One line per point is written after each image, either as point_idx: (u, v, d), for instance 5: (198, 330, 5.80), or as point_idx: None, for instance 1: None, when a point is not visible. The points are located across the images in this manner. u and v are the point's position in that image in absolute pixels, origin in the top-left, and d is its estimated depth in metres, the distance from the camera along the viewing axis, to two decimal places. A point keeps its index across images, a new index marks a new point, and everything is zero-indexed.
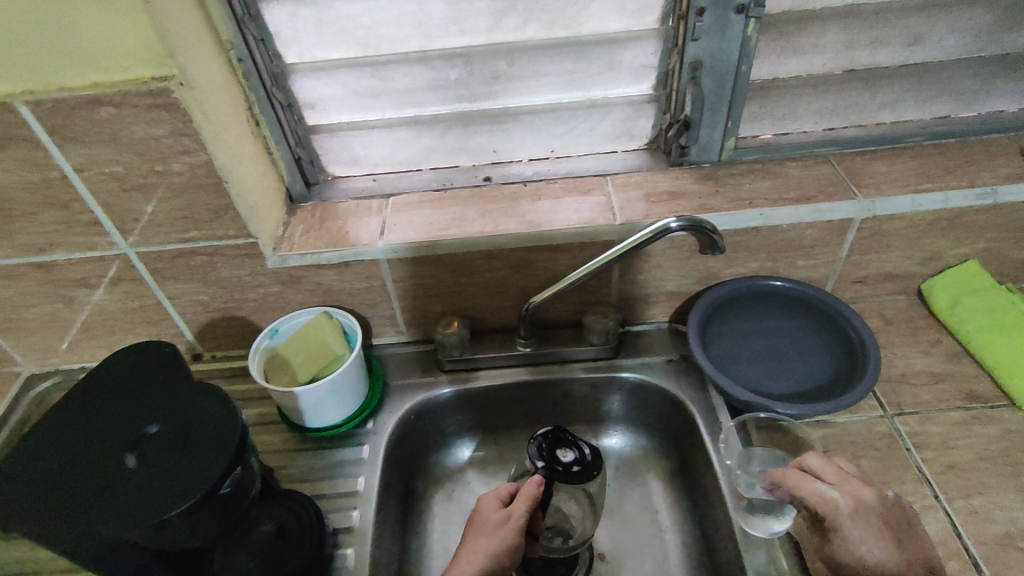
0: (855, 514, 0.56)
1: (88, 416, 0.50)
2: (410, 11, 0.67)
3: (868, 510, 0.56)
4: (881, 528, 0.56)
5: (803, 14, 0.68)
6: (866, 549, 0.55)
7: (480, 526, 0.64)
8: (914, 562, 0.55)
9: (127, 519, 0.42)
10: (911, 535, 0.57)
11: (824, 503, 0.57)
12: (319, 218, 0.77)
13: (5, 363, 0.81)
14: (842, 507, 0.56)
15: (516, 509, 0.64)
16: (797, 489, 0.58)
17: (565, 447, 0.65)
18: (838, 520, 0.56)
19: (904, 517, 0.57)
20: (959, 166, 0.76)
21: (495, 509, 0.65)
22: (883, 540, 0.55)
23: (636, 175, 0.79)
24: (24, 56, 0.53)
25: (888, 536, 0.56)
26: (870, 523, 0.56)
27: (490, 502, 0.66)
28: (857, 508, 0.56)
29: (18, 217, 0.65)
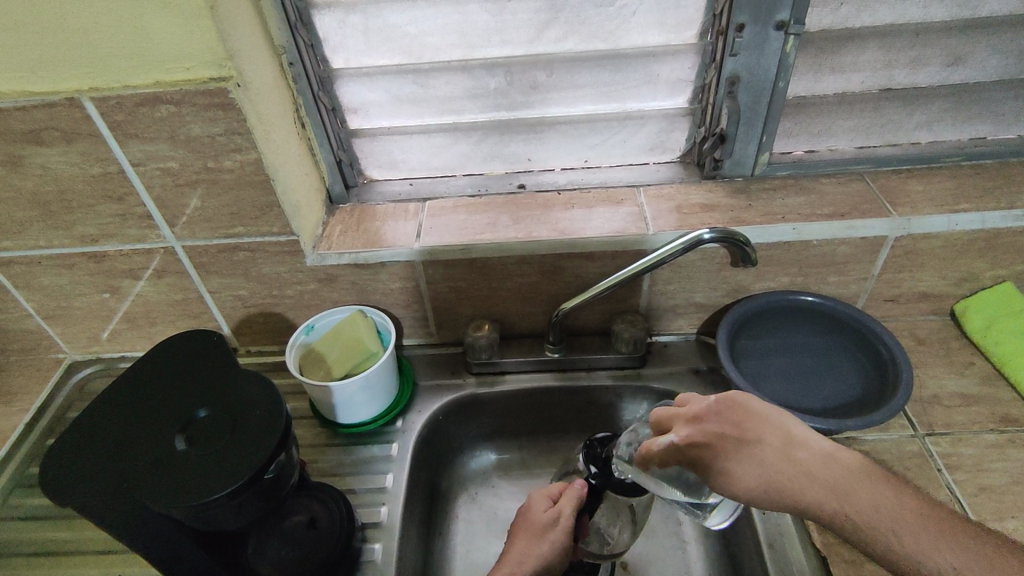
0: (696, 442, 0.53)
1: (139, 399, 0.52)
2: (454, 21, 0.69)
3: (704, 431, 0.53)
4: (716, 443, 0.52)
5: (842, 33, 0.69)
6: (727, 463, 0.51)
7: (529, 528, 0.64)
8: (770, 448, 0.51)
9: (177, 496, 0.44)
10: (756, 422, 0.53)
11: (673, 450, 0.53)
12: (357, 218, 0.79)
13: (51, 349, 0.84)
14: (682, 444, 0.53)
15: (565, 509, 0.63)
16: (654, 451, 0.55)
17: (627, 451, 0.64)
18: (690, 456, 0.53)
19: (746, 409, 0.53)
20: (996, 188, 0.75)
21: (544, 509, 0.65)
22: (737, 443, 0.52)
23: (669, 187, 0.80)
24: (94, 55, 0.56)
25: (742, 434, 0.52)
26: (707, 439, 0.52)
27: (536, 502, 0.65)
28: (696, 437, 0.53)
29: (75, 208, 0.68)
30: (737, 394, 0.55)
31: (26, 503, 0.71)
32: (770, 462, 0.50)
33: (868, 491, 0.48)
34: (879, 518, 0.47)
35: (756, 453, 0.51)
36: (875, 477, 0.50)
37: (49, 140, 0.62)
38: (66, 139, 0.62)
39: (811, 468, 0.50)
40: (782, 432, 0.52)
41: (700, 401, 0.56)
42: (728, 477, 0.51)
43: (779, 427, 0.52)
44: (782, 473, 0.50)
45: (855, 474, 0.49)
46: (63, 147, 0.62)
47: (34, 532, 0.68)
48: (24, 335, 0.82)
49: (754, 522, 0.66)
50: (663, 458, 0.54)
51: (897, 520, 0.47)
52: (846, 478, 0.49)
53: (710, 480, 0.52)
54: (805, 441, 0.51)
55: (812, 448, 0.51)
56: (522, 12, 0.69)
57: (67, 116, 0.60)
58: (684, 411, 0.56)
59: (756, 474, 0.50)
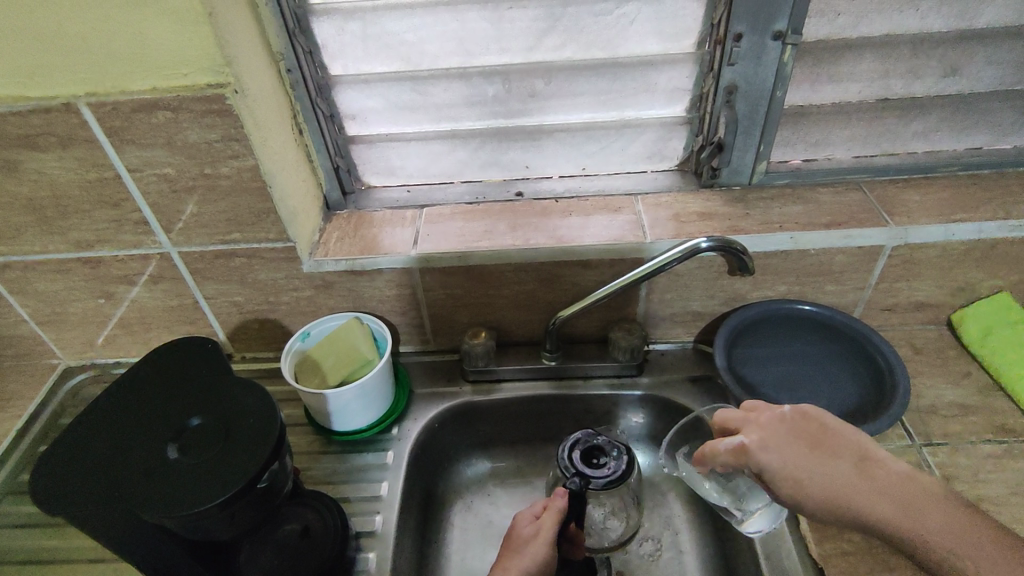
0: (766, 447, 0.54)
1: (132, 406, 0.52)
2: (453, 29, 0.70)
3: (773, 438, 0.54)
4: (787, 451, 0.53)
5: (839, 43, 0.69)
6: (793, 470, 0.52)
7: (514, 542, 0.63)
8: (845, 463, 0.52)
9: (167, 506, 0.44)
10: (831, 436, 0.54)
11: (741, 453, 0.55)
12: (354, 225, 0.79)
13: (45, 354, 0.84)
14: (750, 448, 0.54)
15: (546, 521, 0.63)
16: (720, 452, 0.57)
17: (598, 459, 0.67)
18: (757, 460, 0.54)
19: (821, 424, 0.54)
20: (992, 198, 0.75)
21: (528, 523, 0.64)
22: (809, 454, 0.53)
23: (667, 195, 0.80)
24: (91, 61, 0.56)
25: (814, 447, 0.53)
26: (778, 445, 0.54)
27: (523, 517, 0.65)
28: (764, 443, 0.54)
29: (71, 213, 0.67)
30: (812, 407, 0.56)
31: (17, 510, 0.70)
32: (842, 476, 0.52)
33: (940, 514, 0.49)
34: (947, 540, 0.48)
35: (828, 465, 0.52)
36: (950, 501, 0.50)
37: (45, 145, 0.62)
38: (63, 144, 0.61)
39: (885, 486, 0.51)
40: (858, 447, 0.53)
41: (771, 409, 0.57)
42: (796, 484, 0.52)
43: (855, 444, 0.53)
44: (853, 487, 0.51)
45: (932, 498, 0.50)
46: (59, 152, 0.62)
47: (25, 540, 0.67)
48: (18, 340, 0.82)
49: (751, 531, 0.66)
50: (727, 460, 0.56)
51: (965, 543, 0.47)
52: (921, 500, 0.50)
53: (774, 486, 0.54)
54: (880, 459, 0.52)
55: (889, 468, 0.52)
56: (521, 20, 0.69)
57: (63, 122, 0.60)
58: (752, 416, 0.57)
59: (824, 485, 0.51)
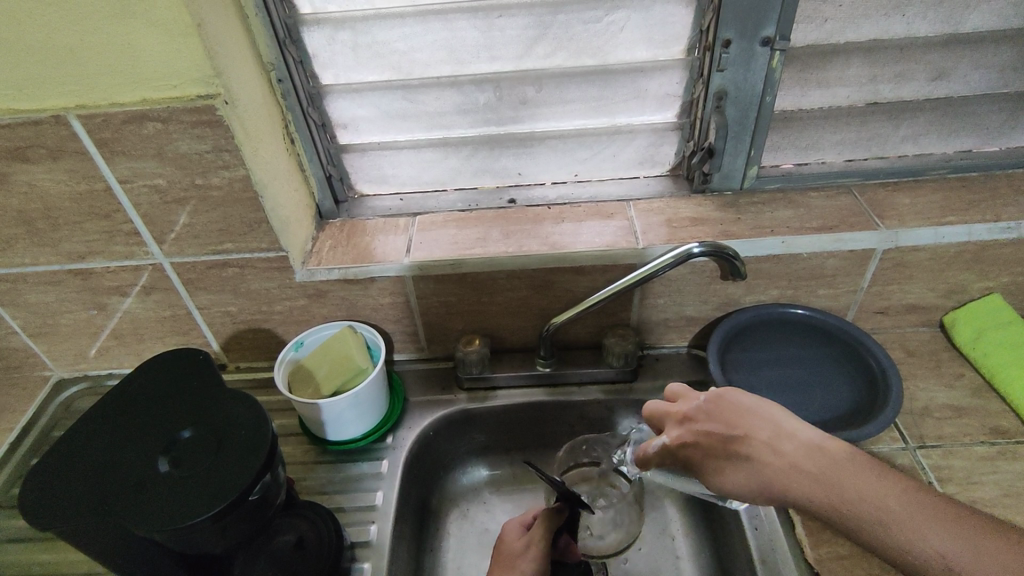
0: (686, 442, 0.56)
1: (122, 419, 0.51)
2: (443, 37, 0.70)
3: (692, 429, 0.56)
4: (705, 441, 0.55)
5: (827, 48, 0.70)
6: (714, 461, 0.54)
7: (501, 558, 0.65)
8: (758, 442, 0.53)
9: (158, 520, 0.43)
10: (744, 419, 0.54)
11: (665, 452, 0.58)
12: (347, 234, 0.79)
13: (37, 367, 0.83)
14: (672, 442, 0.57)
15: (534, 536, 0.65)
16: (651, 453, 0.60)
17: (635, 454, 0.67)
18: (682, 452, 0.57)
19: (731, 407, 0.56)
20: (982, 200, 0.76)
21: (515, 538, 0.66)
22: (725, 439, 0.54)
23: (659, 201, 0.81)
24: (80, 74, 0.56)
25: (729, 431, 0.54)
26: (698, 436, 0.56)
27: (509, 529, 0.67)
28: (684, 437, 0.57)
29: (62, 225, 0.67)
30: (723, 394, 0.57)
31: (8, 524, 0.70)
32: (759, 457, 0.52)
33: (856, 480, 0.49)
34: (867, 506, 0.48)
35: (743, 450, 0.53)
36: (864, 464, 0.50)
37: (35, 158, 0.61)
38: (53, 156, 0.61)
39: (802, 461, 0.51)
40: (769, 426, 0.53)
41: (690, 401, 0.59)
42: (718, 474, 0.54)
43: (768, 421, 0.54)
44: (771, 465, 0.51)
45: (846, 464, 0.50)
46: (50, 164, 0.62)
47: (16, 554, 0.67)
48: (10, 353, 0.81)
49: (747, 536, 0.66)
50: (661, 459, 0.59)
51: (884, 507, 0.47)
52: (839, 468, 0.50)
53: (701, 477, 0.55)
54: (791, 433, 0.53)
55: (799, 440, 0.52)
56: (511, 28, 0.69)
57: (53, 134, 0.60)
58: (675, 411, 0.59)
59: (744, 469, 0.52)
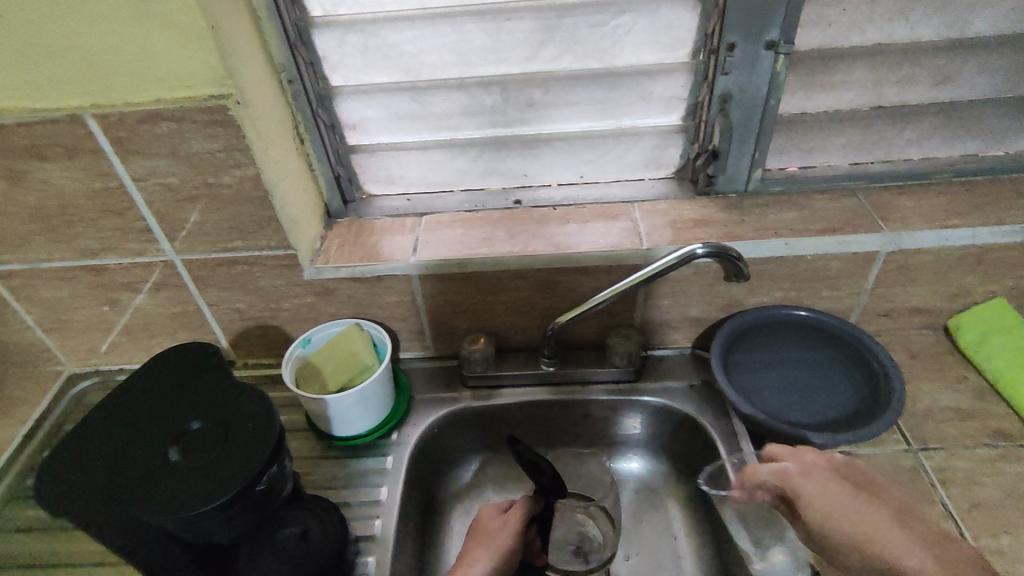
0: (807, 474, 0.59)
1: (134, 410, 0.53)
2: (451, 40, 0.71)
3: (818, 471, 0.59)
4: (825, 483, 0.58)
5: (831, 52, 0.70)
6: (824, 498, 0.57)
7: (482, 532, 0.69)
8: (881, 508, 0.57)
9: (168, 508, 0.44)
10: (871, 483, 0.59)
11: (780, 476, 0.60)
12: (354, 233, 0.80)
13: (50, 361, 0.85)
14: (795, 472, 0.60)
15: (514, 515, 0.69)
16: (765, 475, 0.61)
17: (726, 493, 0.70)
18: (796, 482, 0.59)
19: (862, 471, 0.60)
20: (987, 204, 0.76)
21: (494, 517, 0.70)
22: (845, 489, 0.58)
23: (663, 203, 0.81)
24: (96, 75, 0.57)
25: (851, 487, 0.58)
26: (821, 476, 0.59)
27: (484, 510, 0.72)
28: (807, 472, 0.59)
29: (76, 222, 0.69)
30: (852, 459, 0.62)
31: (20, 515, 0.71)
32: (873, 510, 0.56)
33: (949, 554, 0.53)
34: None
35: (864, 507, 0.57)
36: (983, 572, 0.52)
37: (52, 156, 0.63)
38: (69, 154, 0.63)
39: (918, 539, 0.54)
40: (895, 501, 0.58)
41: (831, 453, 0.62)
42: (828, 514, 0.57)
43: (894, 499, 0.58)
44: (885, 528, 0.55)
45: (963, 563, 0.52)
46: (66, 162, 0.64)
47: (29, 543, 0.68)
48: (24, 348, 0.83)
49: (733, 530, 0.67)
50: (767, 481, 0.61)
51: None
52: (948, 560, 0.52)
53: (807, 513, 0.58)
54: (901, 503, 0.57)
55: (924, 526, 0.55)
56: (518, 31, 0.70)
57: (69, 133, 0.61)
58: (818, 453, 0.62)
59: (859, 517, 0.56)
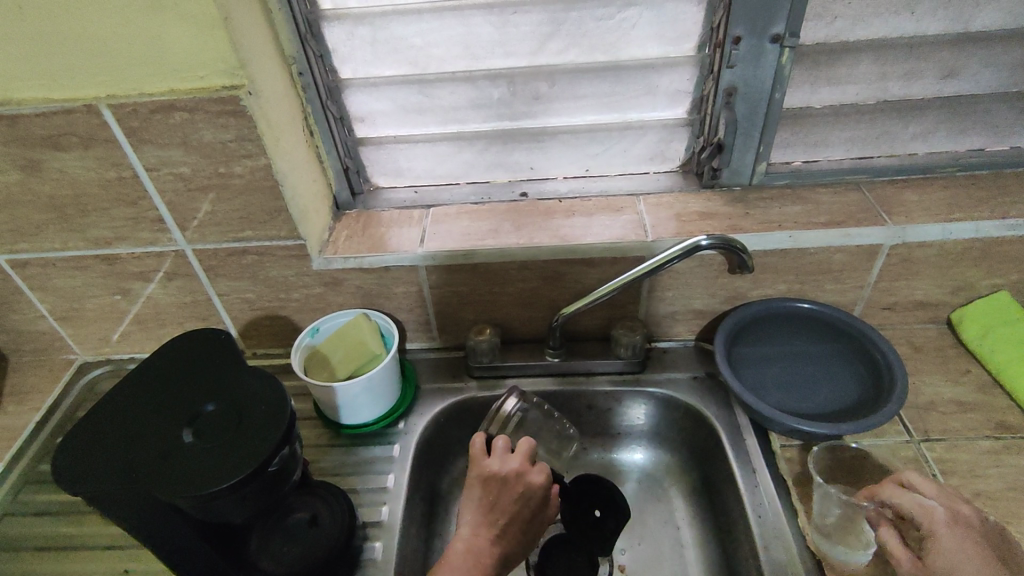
0: (952, 524, 0.56)
1: (148, 392, 0.54)
2: (459, 34, 0.72)
3: (964, 523, 0.56)
4: (958, 536, 0.56)
5: (837, 46, 0.71)
6: (955, 551, 0.55)
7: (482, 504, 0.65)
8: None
9: (183, 487, 0.46)
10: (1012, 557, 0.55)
11: (919, 512, 0.58)
12: (363, 224, 0.81)
13: (63, 350, 0.86)
14: (935, 517, 0.57)
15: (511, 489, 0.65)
16: (902, 501, 0.59)
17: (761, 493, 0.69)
18: (932, 527, 0.57)
19: (1007, 544, 0.56)
20: (991, 198, 0.76)
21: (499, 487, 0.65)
22: (983, 553, 0.55)
23: (669, 196, 0.82)
24: (111, 65, 0.58)
25: (988, 552, 0.55)
26: (963, 528, 0.56)
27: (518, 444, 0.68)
28: (947, 520, 0.57)
29: (90, 211, 0.70)
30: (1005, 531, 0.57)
31: (35, 499, 0.72)
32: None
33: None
34: None
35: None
36: None
37: (68, 145, 0.64)
38: (84, 144, 0.64)
39: None
40: None
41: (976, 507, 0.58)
42: (952, 564, 0.54)
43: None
44: None
45: None
46: (81, 152, 0.65)
47: (43, 527, 0.70)
48: (38, 336, 0.84)
49: (749, 522, 0.67)
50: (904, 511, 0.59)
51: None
52: None
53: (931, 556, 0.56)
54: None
55: None
56: (525, 24, 0.71)
57: (85, 123, 0.62)
58: (959, 499, 0.59)
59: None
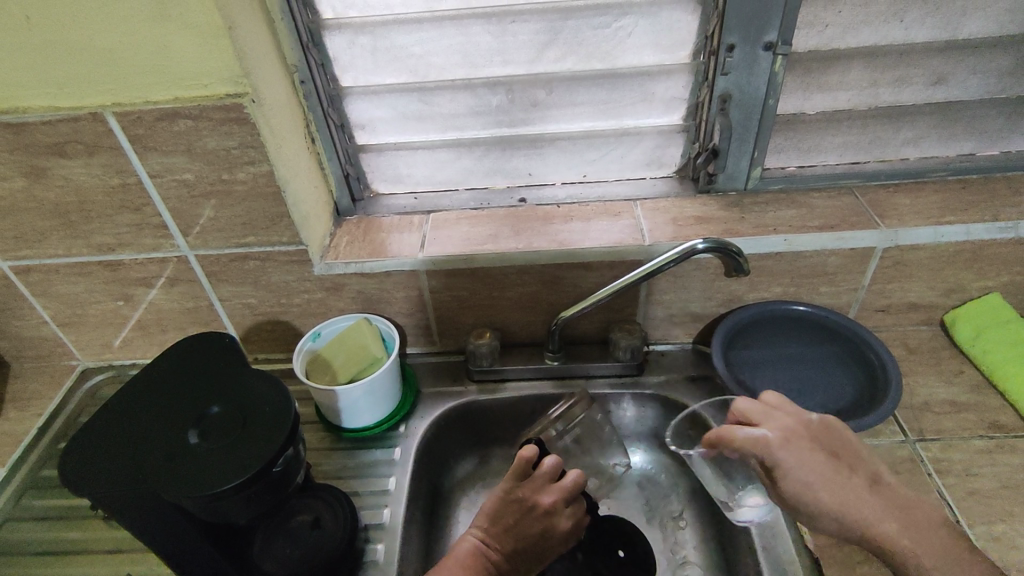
0: (787, 444, 0.58)
1: (154, 394, 0.55)
2: (458, 42, 0.73)
3: (797, 440, 0.59)
4: (809, 452, 0.58)
5: (829, 53, 0.72)
6: (812, 473, 0.57)
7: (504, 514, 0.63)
8: (860, 478, 0.59)
9: (188, 487, 0.47)
10: (844, 450, 0.60)
11: (759, 443, 0.58)
12: (363, 230, 0.82)
13: (65, 356, 0.87)
14: (774, 444, 0.58)
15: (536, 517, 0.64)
16: (737, 439, 0.59)
17: None
18: (775, 457, 0.58)
19: (841, 439, 0.60)
20: (981, 201, 0.78)
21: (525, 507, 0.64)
22: (833, 464, 0.58)
23: (665, 201, 0.83)
24: (117, 73, 0.59)
25: (836, 459, 0.59)
26: (801, 449, 0.58)
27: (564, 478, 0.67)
28: (790, 442, 0.58)
29: (94, 218, 0.71)
30: (835, 423, 0.61)
31: (37, 505, 0.73)
32: (855, 488, 0.58)
33: (927, 538, 0.56)
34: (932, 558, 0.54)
35: (848, 477, 0.58)
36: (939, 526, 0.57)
37: (73, 153, 0.65)
38: (89, 151, 0.65)
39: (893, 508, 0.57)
40: (871, 469, 0.59)
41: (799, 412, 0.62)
42: (815, 487, 0.57)
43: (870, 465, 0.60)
44: (865, 499, 0.57)
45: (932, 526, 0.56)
46: (85, 160, 0.66)
47: (44, 532, 0.70)
48: (40, 342, 0.85)
49: (749, 523, 0.67)
50: (742, 446, 0.59)
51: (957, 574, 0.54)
52: (926, 531, 0.56)
53: (785, 483, 0.58)
54: (887, 482, 0.59)
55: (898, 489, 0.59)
56: (523, 33, 0.72)
57: (91, 131, 0.63)
58: (790, 416, 0.61)
59: (848, 499, 0.57)
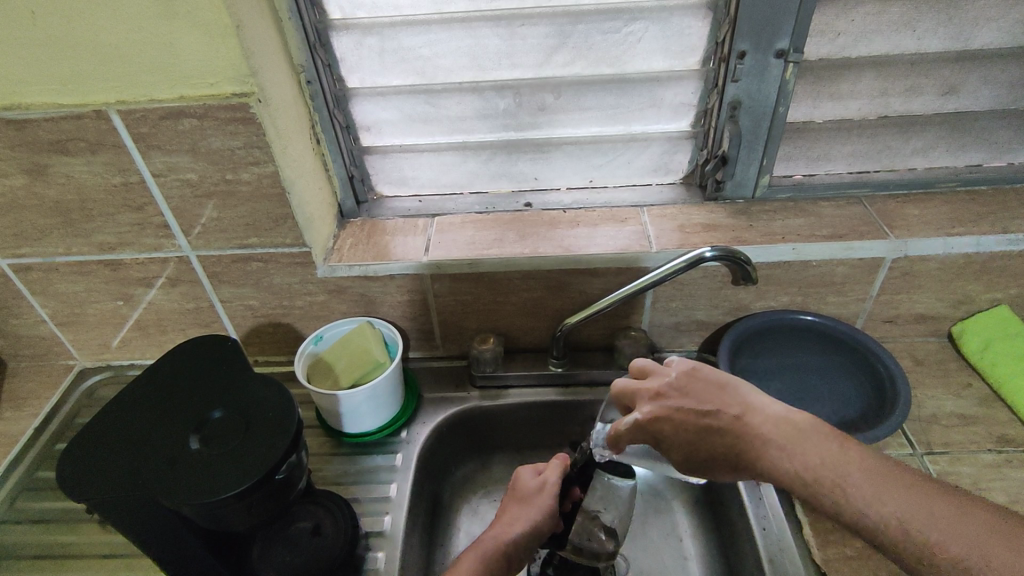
0: (660, 418, 0.58)
1: (156, 398, 0.54)
2: (467, 44, 0.72)
3: (664, 407, 0.58)
4: (678, 417, 0.58)
5: (840, 62, 0.72)
6: (698, 434, 0.57)
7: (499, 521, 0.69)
8: (726, 415, 0.56)
9: (188, 494, 0.46)
10: (714, 393, 0.57)
11: (639, 427, 0.59)
12: (367, 233, 0.81)
13: (63, 356, 0.86)
14: (647, 421, 0.59)
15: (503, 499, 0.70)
16: (623, 431, 0.60)
17: (762, 512, 0.68)
18: (654, 431, 0.59)
19: (705, 382, 0.59)
20: (991, 213, 0.77)
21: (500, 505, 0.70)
22: (696, 414, 0.57)
23: (672, 208, 0.82)
24: (121, 70, 0.59)
25: (702, 406, 0.57)
26: (669, 414, 0.58)
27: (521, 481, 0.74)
28: (657, 412, 0.58)
29: (95, 216, 0.70)
30: (696, 368, 0.60)
31: (30, 507, 0.71)
32: (733, 433, 0.55)
33: (818, 448, 0.52)
34: (827, 474, 0.51)
35: (719, 424, 0.56)
36: (826, 436, 0.53)
37: (74, 150, 0.64)
38: (92, 149, 0.64)
39: (769, 433, 0.54)
40: (739, 400, 0.57)
41: (659, 377, 0.61)
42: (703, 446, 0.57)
43: (737, 397, 0.57)
44: (739, 436, 0.55)
45: (813, 438, 0.53)
46: (88, 157, 0.65)
47: (39, 535, 0.69)
48: (37, 341, 0.84)
49: (755, 536, 0.66)
50: (631, 435, 0.60)
51: (858, 476, 0.50)
52: (817, 445, 0.52)
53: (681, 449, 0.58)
54: (760, 408, 0.56)
55: (768, 413, 0.55)
56: (532, 37, 0.71)
57: (93, 128, 0.62)
58: (644, 387, 0.61)
59: (728, 446, 0.56)
